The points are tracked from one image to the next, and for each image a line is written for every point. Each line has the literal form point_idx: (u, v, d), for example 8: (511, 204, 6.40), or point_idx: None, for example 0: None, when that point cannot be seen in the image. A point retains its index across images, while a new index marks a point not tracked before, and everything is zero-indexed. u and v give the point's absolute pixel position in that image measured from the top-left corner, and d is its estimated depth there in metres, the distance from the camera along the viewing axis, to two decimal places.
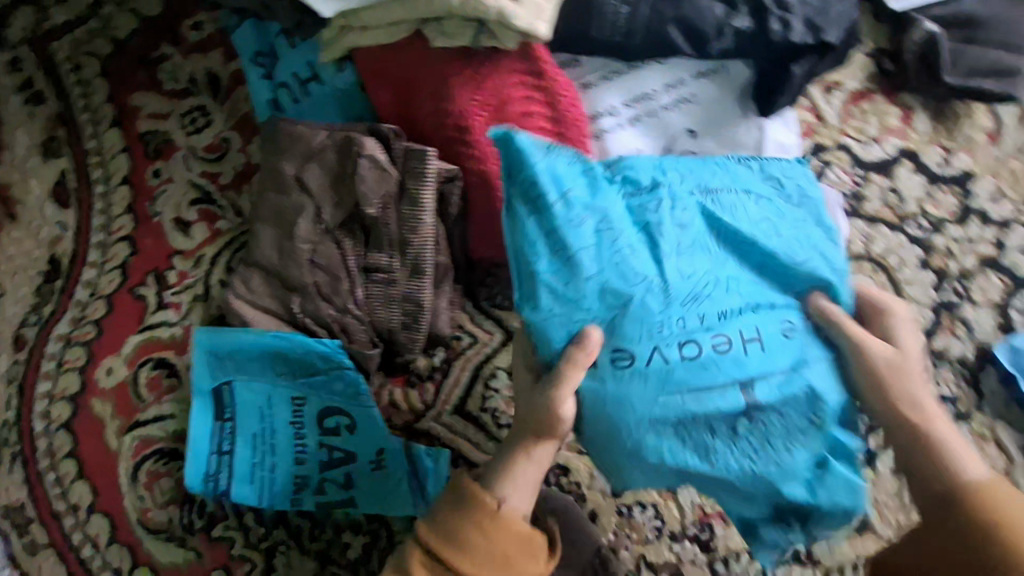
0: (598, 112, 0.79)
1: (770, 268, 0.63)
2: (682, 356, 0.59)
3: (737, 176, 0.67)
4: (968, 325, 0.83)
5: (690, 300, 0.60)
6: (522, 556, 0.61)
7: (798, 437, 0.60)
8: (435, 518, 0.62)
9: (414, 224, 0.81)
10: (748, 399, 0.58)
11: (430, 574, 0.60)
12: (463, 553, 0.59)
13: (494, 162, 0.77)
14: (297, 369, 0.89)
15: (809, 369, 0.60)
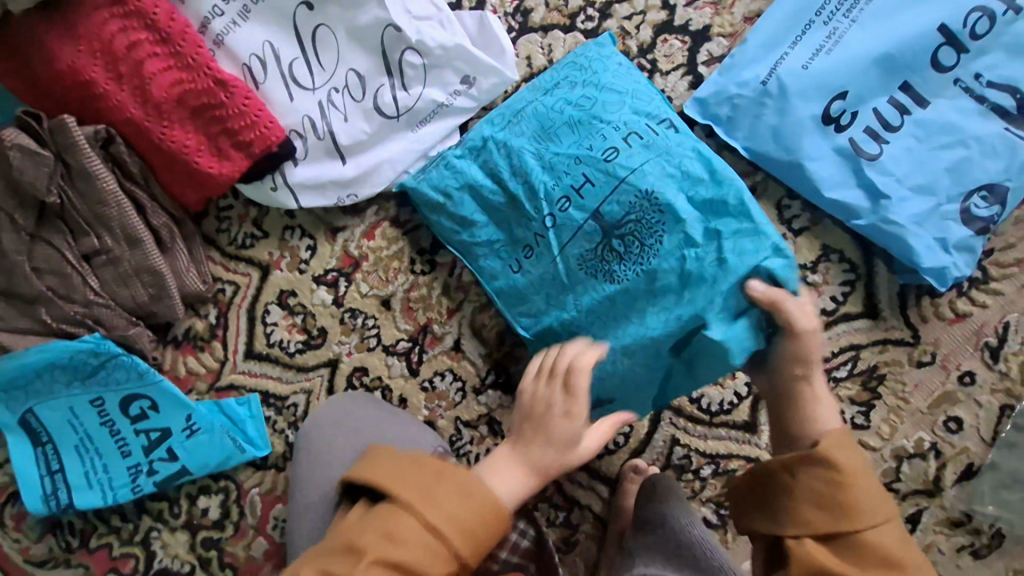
0: (206, 17, 0.75)
1: (581, 131, 0.77)
2: (551, 215, 0.76)
3: (549, 81, 0.82)
4: (664, 95, 0.83)
5: (537, 194, 0.77)
6: (489, 531, 0.51)
7: (654, 223, 0.72)
8: (409, 472, 0.52)
9: (102, 197, 0.81)
10: (598, 218, 0.74)
11: (408, 534, 0.49)
12: (448, 519, 0.50)
13: (133, 106, 0.75)
14: (78, 374, 0.90)
15: (640, 164, 0.74)
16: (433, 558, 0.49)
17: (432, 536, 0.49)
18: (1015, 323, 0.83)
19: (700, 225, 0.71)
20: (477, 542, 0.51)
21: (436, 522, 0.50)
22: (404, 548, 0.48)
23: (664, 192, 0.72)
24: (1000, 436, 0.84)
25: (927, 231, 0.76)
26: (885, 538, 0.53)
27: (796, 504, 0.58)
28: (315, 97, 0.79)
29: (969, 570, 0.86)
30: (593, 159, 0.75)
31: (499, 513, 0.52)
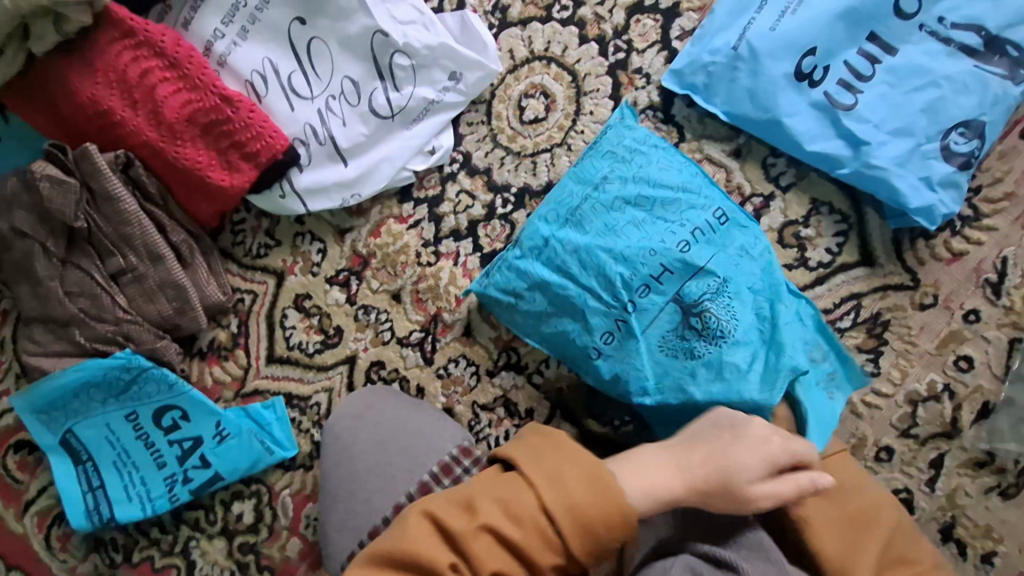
0: (208, 40, 0.81)
1: (646, 228, 0.80)
2: (632, 307, 0.78)
3: (594, 169, 0.83)
4: (642, 72, 0.88)
5: (617, 285, 0.78)
6: (603, 532, 0.55)
7: (731, 308, 0.77)
8: (549, 459, 0.58)
9: (123, 218, 0.86)
10: (681, 305, 0.77)
11: (525, 512, 0.55)
12: (568, 504, 0.55)
13: (148, 129, 0.81)
14: (113, 390, 0.95)
15: (718, 263, 0.78)
16: (550, 537, 0.55)
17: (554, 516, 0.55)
18: (1013, 257, 0.84)
19: (784, 319, 0.77)
20: (592, 535, 0.55)
21: (554, 503, 0.56)
22: (527, 516, 0.55)
23: (739, 287, 0.78)
24: (1013, 370, 0.84)
25: (911, 171, 0.79)
26: (830, 479, 0.69)
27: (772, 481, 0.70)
28: (314, 105, 0.85)
29: (1000, 511, 0.85)
30: (666, 251, 0.78)
31: (618, 520, 0.56)
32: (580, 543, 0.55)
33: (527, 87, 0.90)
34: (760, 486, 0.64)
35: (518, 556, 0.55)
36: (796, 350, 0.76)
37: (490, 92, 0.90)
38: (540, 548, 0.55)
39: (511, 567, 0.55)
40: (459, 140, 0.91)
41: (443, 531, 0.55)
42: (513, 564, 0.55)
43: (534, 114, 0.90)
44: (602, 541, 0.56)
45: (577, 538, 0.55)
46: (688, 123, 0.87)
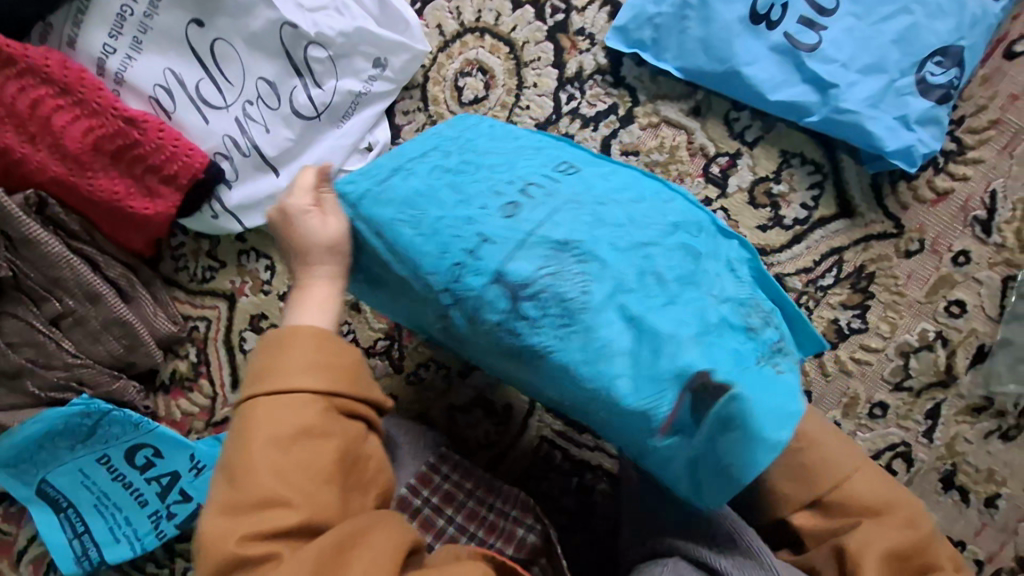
0: (99, 57, 0.73)
1: (462, 189, 0.52)
2: (455, 293, 0.50)
3: (410, 145, 0.57)
4: (585, 33, 0.81)
5: (425, 273, 0.50)
6: (336, 359, 0.51)
7: (589, 277, 0.49)
8: (258, 365, 0.50)
9: (48, 261, 0.81)
10: (514, 288, 0.49)
11: (268, 415, 0.48)
12: (300, 371, 0.49)
13: (54, 164, 0.74)
14: (78, 436, 0.91)
15: (564, 214, 0.51)
16: (313, 404, 0.48)
17: (300, 389, 0.48)
18: (1001, 191, 0.79)
19: (674, 287, 0.50)
20: (332, 367, 0.50)
21: (292, 383, 0.48)
22: (286, 410, 0.48)
23: (603, 250, 0.50)
24: (1008, 310, 0.80)
25: (885, 111, 0.73)
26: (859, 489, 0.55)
27: (775, 488, 0.57)
28: (230, 114, 0.77)
29: (1003, 455, 0.80)
30: (486, 215, 0.50)
31: (332, 337, 0.52)
32: (332, 385, 0.49)
33: (463, 65, 0.82)
34: (317, 224, 0.53)
35: (301, 441, 0.47)
36: (693, 337, 0.49)
37: (423, 75, 0.83)
38: (308, 416, 0.48)
39: (313, 451, 0.47)
40: (396, 132, 0.83)
41: (235, 504, 0.46)
42: (313, 451, 0.47)
43: (473, 94, 0.82)
44: (350, 363, 0.51)
45: (324, 382, 0.49)
46: (640, 84, 0.80)
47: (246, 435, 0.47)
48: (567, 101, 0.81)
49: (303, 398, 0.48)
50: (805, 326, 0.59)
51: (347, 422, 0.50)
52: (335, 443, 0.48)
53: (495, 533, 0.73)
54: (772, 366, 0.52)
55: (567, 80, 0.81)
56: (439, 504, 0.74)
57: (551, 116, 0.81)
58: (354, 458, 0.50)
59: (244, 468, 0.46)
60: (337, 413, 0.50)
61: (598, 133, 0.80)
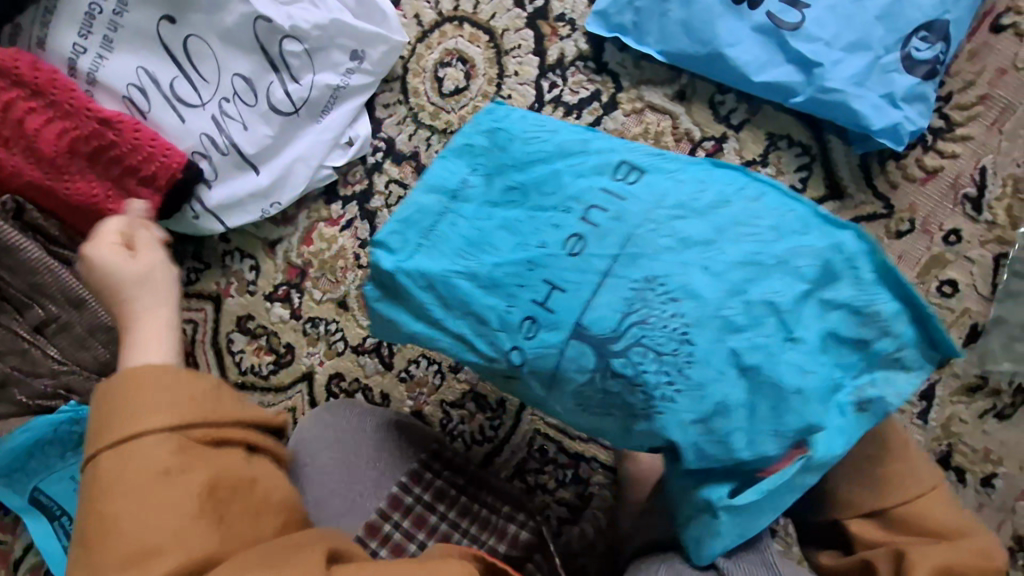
0: (70, 57, 0.72)
1: (523, 228, 0.50)
2: (530, 338, 0.48)
3: (445, 169, 0.54)
4: (565, 19, 0.80)
5: (492, 325, 0.49)
6: (179, 392, 0.52)
7: (670, 306, 0.46)
8: (96, 420, 0.51)
9: (27, 267, 0.80)
10: (591, 337, 0.46)
11: (113, 470, 0.48)
12: (147, 414, 0.50)
13: (30, 167, 0.73)
14: (69, 444, 0.89)
15: (645, 250, 0.47)
16: (164, 441, 0.49)
17: (153, 429, 0.50)
18: (991, 167, 0.78)
19: (775, 320, 0.46)
20: (178, 401, 0.52)
21: (137, 429, 0.49)
22: (136, 455, 0.49)
23: (691, 277, 0.46)
24: (1000, 288, 0.79)
25: (871, 89, 0.72)
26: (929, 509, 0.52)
27: (838, 487, 0.55)
28: (207, 113, 0.76)
29: (999, 434, 0.80)
30: (552, 258, 0.48)
31: (172, 371, 0.53)
32: (185, 420, 0.51)
33: (443, 55, 0.82)
34: (123, 262, 0.65)
35: (160, 481, 0.48)
36: (795, 370, 0.46)
37: (402, 67, 0.82)
38: (160, 456, 0.49)
39: (177, 488, 0.48)
40: (378, 126, 0.83)
41: (100, 562, 0.45)
42: (173, 489, 0.48)
43: (454, 85, 0.81)
44: (201, 392, 0.53)
45: (172, 417, 0.50)
46: (623, 70, 0.80)
47: (109, 487, 0.48)
48: (550, 89, 0.80)
49: (147, 444, 0.49)
50: (940, 328, 0.49)
51: (209, 450, 0.51)
52: (200, 476, 0.49)
53: (487, 530, 0.73)
54: (882, 387, 0.49)
55: (549, 68, 0.80)
56: (432, 501, 0.74)
57: (533, 105, 0.80)
58: (234, 479, 0.51)
59: (101, 524, 0.46)
60: (198, 444, 0.51)
61: (582, 121, 0.79)
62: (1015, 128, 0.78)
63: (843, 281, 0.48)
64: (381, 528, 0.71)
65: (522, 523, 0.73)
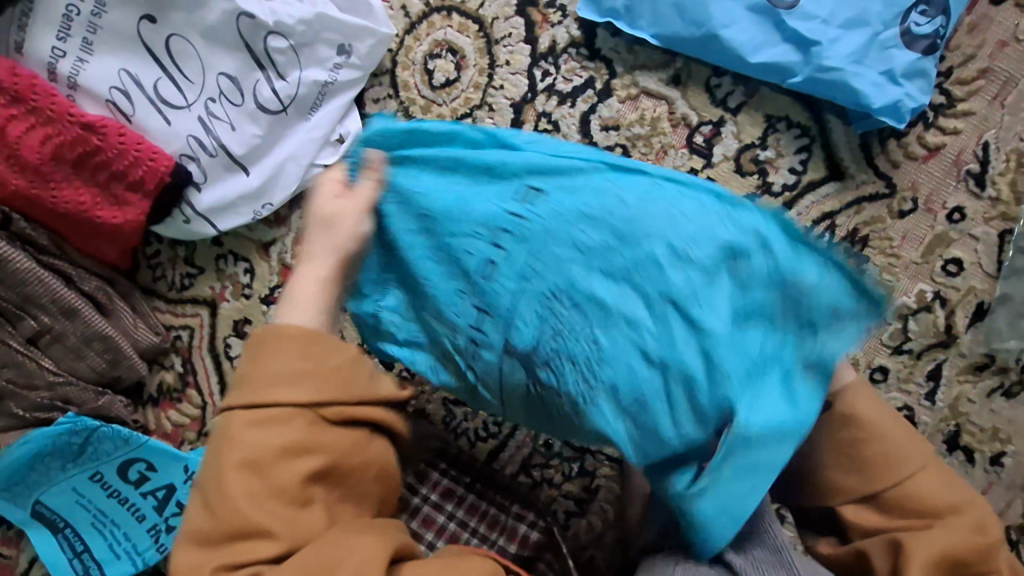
0: (50, 62, 0.70)
1: (431, 266, 0.51)
2: (470, 365, 0.51)
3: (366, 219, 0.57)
4: (556, 5, 0.79)
5: (443, 357, 0.53)
6: (322, 363, 0.48)
7: (580, 321, 0.46)
8: (243, 367, 0.48)
9: (16, 278, 0.79)
10: (528, 367, 0.48)
11: (249, 433, 0.46)
12: (285, 385, 0.47)
13: (13, 176, 0.72)
14: (68, 456, 0.88)
15: (540, 269, 0.47)
16: (299, 417, 0.46)
17: (289, 402, 0.46)
18: (994, 142, 0.77)
19: (678, 311, 0.45)
20: (315, 375, 0.48)
21: (276, 396, 0.46)
22: (272, 424, 0.46)
23: (591, 294, 0.46)
24: (1006, 265, 0.78)
25: (871, 67, 0.72)
26: (923, 489, 0.52)
27: (826, 475, 0.54)
28: (193, 114, 0.75)
29: (1007, 412, 0.79)
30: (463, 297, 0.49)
31: (314, 338, 0.49)
32: (324, 394, 0.47)
33: (432, 47, 0.80)
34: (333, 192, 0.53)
35: (288, 456, 0.46)
36: (717, 370, 0.44)
37: (391, 60, 0.81)
38: (296, 428, 0.46)
39: (304, 466, 0.46)
40: (368, 122, 0.81)
41: (202, 533, 0.45)
42: (301, 468, 0.46)
43: (445, 77, 0.80)
44: (339, 366, 0.49)
45: (314, 389, 0.47)
46: (616, 55, 0.78)
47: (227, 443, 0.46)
48: (542, 78, 0.78)
49: (281, 412, 0.46)
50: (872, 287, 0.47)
51: (341, 430, 0.48)
52: (327, 457, 0.47)
53: (496, 529, 0.73)
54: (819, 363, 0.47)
55: (541, 56, 0.78)
56: (439, 500, 0.75)
57: (526, 95, 0.78)
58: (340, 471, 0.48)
59: (219, 492, 0.45)
60: (327, 424, 0.48)
61: (576, 109, 0.78)
62: (1018, 101, 0.76)
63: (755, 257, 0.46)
64: None
65: (532, 524, 0.73)
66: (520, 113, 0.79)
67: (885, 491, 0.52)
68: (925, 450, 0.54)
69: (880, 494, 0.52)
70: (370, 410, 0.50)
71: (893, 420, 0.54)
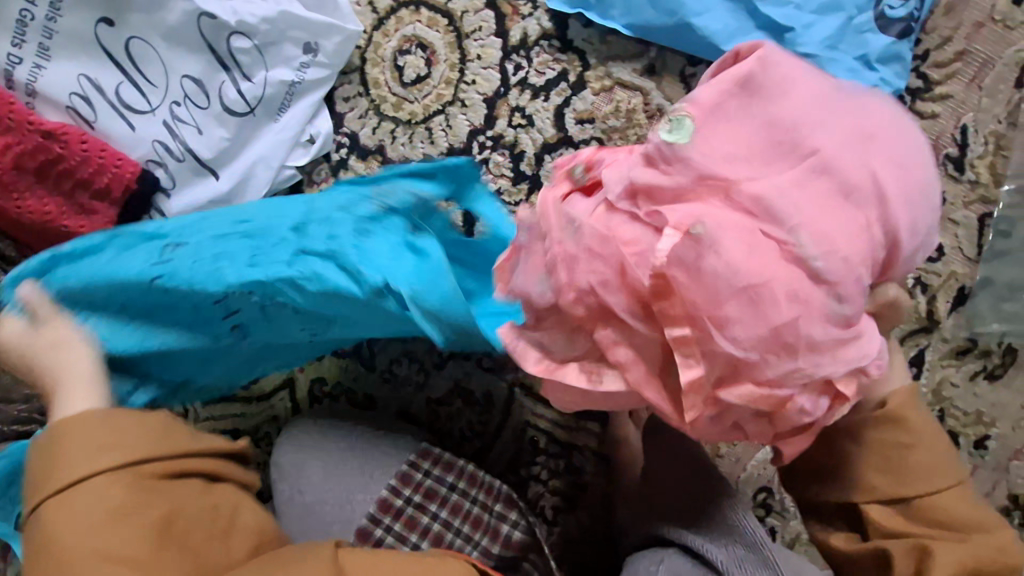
0: (5, 69, 0.68)
1: (176, 319, 0.60)
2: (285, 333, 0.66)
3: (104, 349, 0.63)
4: None
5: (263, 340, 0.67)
6: (122, 429, 0.53)
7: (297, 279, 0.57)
8: (38, 471, 0.50)
9: None
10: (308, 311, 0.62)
11: (70, 514, 0.48)
12: (87, 459, 0.50)
13: None
14: None
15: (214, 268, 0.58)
16: (118, 479, 0.50)
17: (100, 472, 0.50)
18: (971, 125, 0.76)
19: (328, 263, 0.57)
20: (114, 441, 0.52)
21: (83, 472, 0.50)
22: (93, 496, 0.49)
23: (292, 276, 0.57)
24: (986, 249, 0.78)
25: (846, 51, 0.71)
26: (950, 505, 0.52)
27: (861, 471, 0.55)
28: (157, 118, 0.73)
29: (990, 395, 0.79)
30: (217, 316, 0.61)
31: (108, 411, 0.53)
32: (130, 456, 0.51)
33: (402, 43, 0.79)
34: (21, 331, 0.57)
35: (119, 522, 0.48)
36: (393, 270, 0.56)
37: (360, 57, 0.79)
38: (117, 492, 0.49)
39: (138, 519, 0.49)
40: (339, 121, 0.79)
41: None
42: (135, 523, 0.48)
43: (416, 73, 0.78)
44: (143, 429, 0.53)
45: (119, 454, 0.51)
46: (590, 46, 0.77)
47: (47, 538, 0.48)
48: (515, 71, 0.77)
49: (97, 484, 0.49)
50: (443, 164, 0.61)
51: (167, 482, 0.52)
52: (163, 501, 0.50)
53: (480, 528, 0.72)
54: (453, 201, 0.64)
55: (512, 50, 0.77)
56: (422, 501, 0.72)
57: (499, 90, 0.77)
58: (184, 518, 0.51)
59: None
60: (150, 480, 0.52)
61: (550, 102, 0.77)
62: (995, 83, 0.76)
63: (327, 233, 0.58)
64: (371, 533, 0.70)
65: (515, 522, 0.72)
66: (493, 108, 0.77)
67: (915, 499, 0.53)
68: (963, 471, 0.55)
69: (908, 501, 0.53)
70: (194, 461, 0.55)
71: (940, 436, 0.55)
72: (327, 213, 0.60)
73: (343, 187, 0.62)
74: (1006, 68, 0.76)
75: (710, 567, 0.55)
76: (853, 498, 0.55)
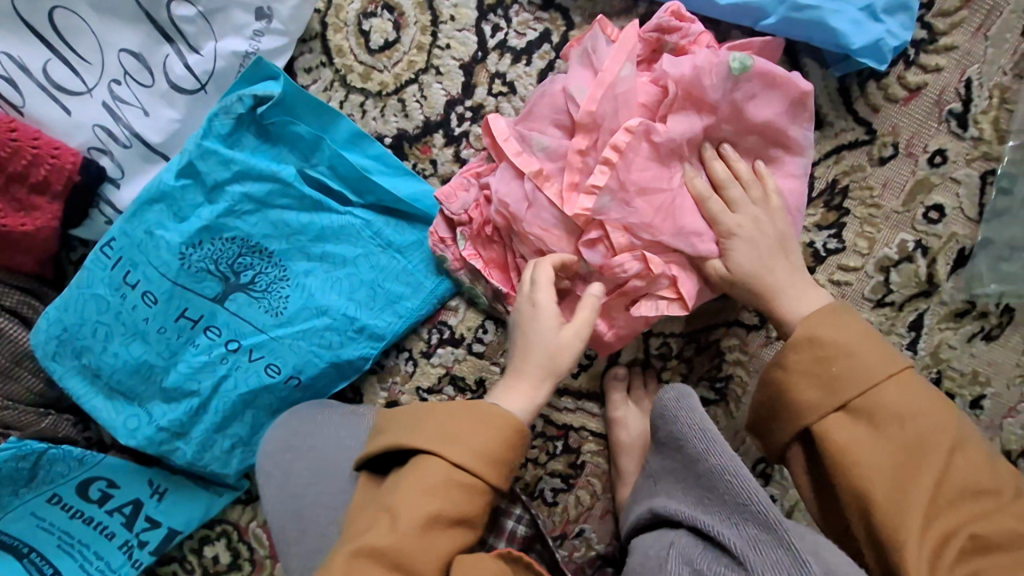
0: None
1: (174, 327, 0.70)
2: (256, 325, 0.70)
3: (118, 371, 0.69)
4: None
5: (235, 333, 0.70)
6: (509, 456, 0.58)
7: (266, 258, 0.71)
8: (446, 425, 0.57)
9: None
10: (272, 294, 0.71)
11: (442, 480, 0.55)
12: (478, 460, 0.56)
13: None
14: (16, 481, 0.72)
15: (189, 263, 0.69)
16: (479, 491, 0.56)
17: (478, 480, 0.56)
18: (976, 78, 0.73)
19: (285, 235, 0.71)
20: (502, 464, 0.57)
21: (466, 462, 0.56)
22: (459, 486, 0.55)
23: (254, 257, 0.71)
24: (987, 208, 0.75)
25: (849, 3, 0.67)
26: (891, 398, 0.53)
27: (794, 395, 0.56)
28: (95, 99, 0.66)
29: (987, 355, 0.78)
30: (206, 315, 0.70)
31: (517, 437, 0.58)
32: (496, 481, 0.57)
33: (366, 4, 0.71)
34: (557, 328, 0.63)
35: (460, 523, 0.55)
36: (333, 229, 0.71)
37: (319, 22, 0.72)
38: (473, 504, 0.55)
39: (459, 533, 0.55)
40: None
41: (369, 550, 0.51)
42: (460, 534, 0.55)
43: (383, 39, 0.71)
44: (511, 463, 0.58)
45: (493, 474, 0.57)
46: (573, 3, 0.71)
47: (416, 482, 0.55)
48: (493, 33, 0.71)
49: (469, 479, 0.55)
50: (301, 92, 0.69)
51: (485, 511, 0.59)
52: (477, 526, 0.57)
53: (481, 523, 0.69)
54: (330, 131, 0.70)
55: (490, 9, 0.71)
56: None
57: (476, 55, 0.71)
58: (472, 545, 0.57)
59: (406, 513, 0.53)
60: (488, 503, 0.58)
61: (533, 67, 0.71)
62: (1000, 32, 0.72)
63: (256, 207, 0.70)
64: None
65: (519, 516, 0.69)
66: (471, 75, 0.71)
67: (854, 398, 0.53)
68: (910, 372, 0.55)
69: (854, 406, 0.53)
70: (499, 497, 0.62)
71: (866, 343, 0.56)
72: (245, 207, 0.70)
73: (264, 160, 0.69)
74: (1013, 16, 0.72)
75: (723, 550, 0.51)
76: (807, 424, 0.55)
